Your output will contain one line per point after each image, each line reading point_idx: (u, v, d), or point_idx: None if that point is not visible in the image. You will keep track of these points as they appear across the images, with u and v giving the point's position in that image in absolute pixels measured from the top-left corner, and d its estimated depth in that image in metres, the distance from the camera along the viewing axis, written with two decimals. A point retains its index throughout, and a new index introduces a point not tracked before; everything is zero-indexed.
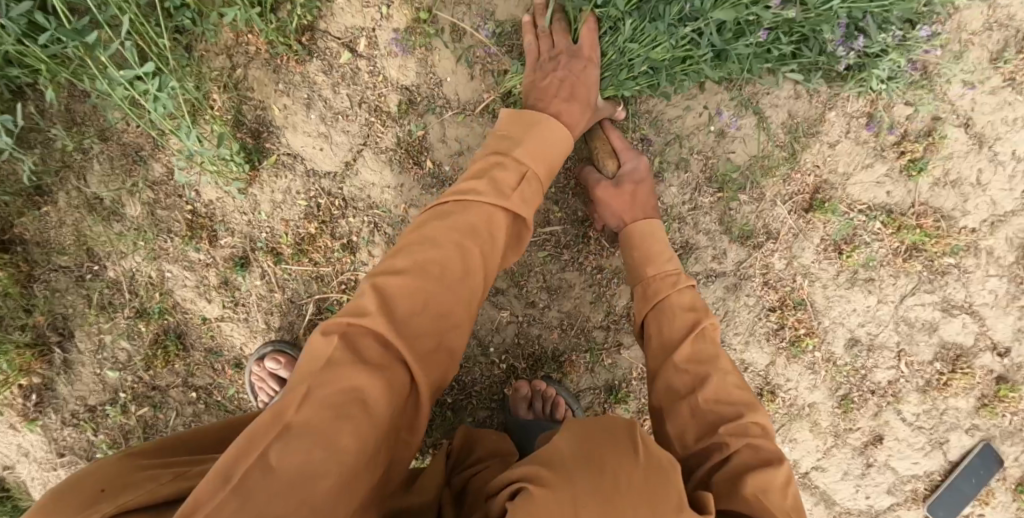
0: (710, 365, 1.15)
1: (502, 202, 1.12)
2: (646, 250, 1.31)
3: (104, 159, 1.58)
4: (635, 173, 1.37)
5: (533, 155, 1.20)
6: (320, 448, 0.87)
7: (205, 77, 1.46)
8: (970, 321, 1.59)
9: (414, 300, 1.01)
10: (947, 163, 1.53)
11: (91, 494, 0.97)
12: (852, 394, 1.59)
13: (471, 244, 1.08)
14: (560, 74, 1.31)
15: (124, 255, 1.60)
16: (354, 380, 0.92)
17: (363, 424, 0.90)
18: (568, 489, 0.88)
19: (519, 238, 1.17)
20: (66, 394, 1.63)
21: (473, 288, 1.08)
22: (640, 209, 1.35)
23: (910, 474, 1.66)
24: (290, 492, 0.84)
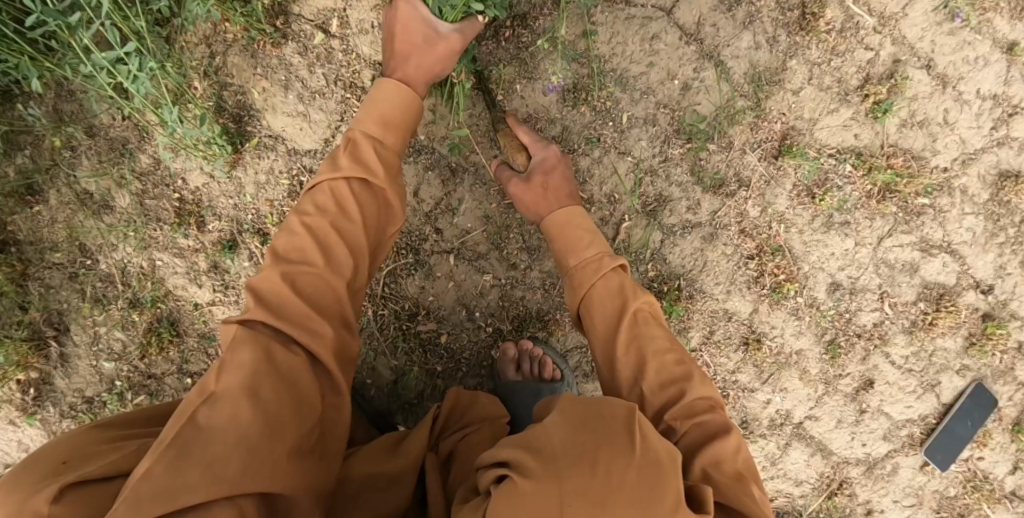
0: (646, 349, 1.15)
1: (339, 175, 1.20)
2: (566, 240, 1.29)
3: (92, 155, 1.64)
4: (544, 163, 1.36)
5: (372, 125, 1.27)
6: (243, 400, 0.96)
7: (185, 65, 1.54)
8: (950, 260, 1.61)
9: (285, 279, 1.10)
10: (912, 104, 1.56)
11: (55, 464, 0.97)
12: (838, 338, 1.60)
13: (322, 223, 1.16)
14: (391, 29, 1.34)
15: (115, 246, 1.67)
16: (253, 348, 1.01)
17: (276, 380, 1.00)
18: (554, 476, 0.85)
19: (385, 201, 1.24)
20: (64, 388, 1.68)
21: (339, 257, 1.15)
22: (555, 199, 1.32)
23: (904, 418, 1.66)
24: (225, 439, 0.93)
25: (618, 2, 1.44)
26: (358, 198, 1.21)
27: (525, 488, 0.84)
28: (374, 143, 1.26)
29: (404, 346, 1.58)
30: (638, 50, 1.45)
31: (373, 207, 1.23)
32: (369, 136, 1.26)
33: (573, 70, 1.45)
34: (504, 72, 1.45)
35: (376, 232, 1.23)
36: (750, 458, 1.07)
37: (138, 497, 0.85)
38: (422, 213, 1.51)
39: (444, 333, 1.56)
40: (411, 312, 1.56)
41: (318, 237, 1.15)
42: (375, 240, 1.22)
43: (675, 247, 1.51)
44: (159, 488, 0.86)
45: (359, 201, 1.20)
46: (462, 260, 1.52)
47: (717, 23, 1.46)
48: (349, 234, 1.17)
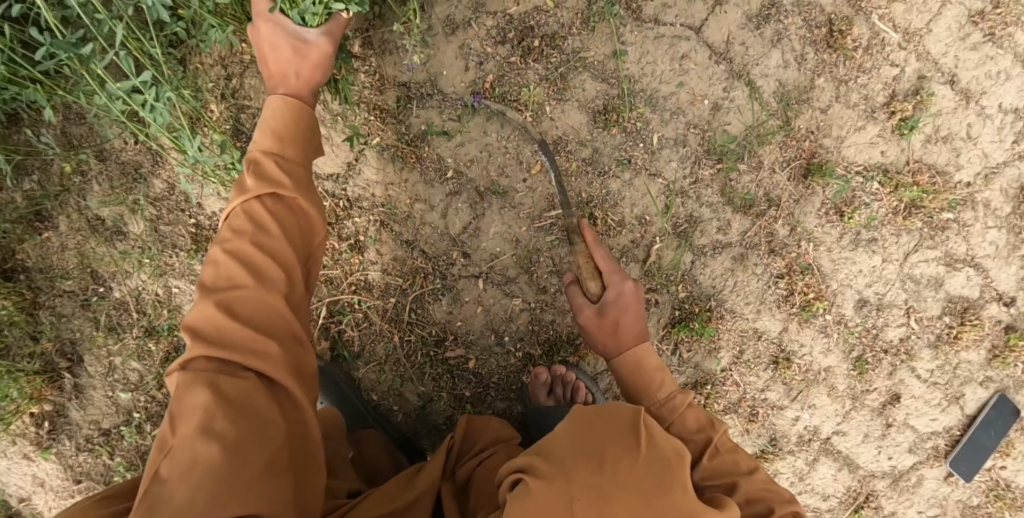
0: (734, 472, 1.13)
1: (247, 197, 1.10)
2: (641, 378, 1.26)
3: (103, 180, 1.59)
4: (619, 297, 1.30)
5: (276, 139, 1.16)
6: (198, 444, 0.94)
7: (201, 87, 1.50)
8: (974, 274, 1.61)
9: (213, 312, 1.03)
10: (937, 119, 1.56)
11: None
12: (865, 354, 1.60)
13: (236, 249, 1.07)
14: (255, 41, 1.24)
15: (129, 274, 1.62)
16: (200, 390, 0.98)
17: (228, 412, 0.97)
18: (563, 480, 0.88)
19: (305, 213, 1.15)
20: (79, 419, 1.63)
21: (264, 275, 1.06)
22: (627, 336, 1.28)
23: (929, 431, 1.67)
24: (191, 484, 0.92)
25: (646, 22, 1.43)
26: (273, 212, 1.11)
27: (537, 490, 0.87)
28: (278, 158, 1.15)
29: (431, 372, 1.56)
30: (667, 70, 1.44)
31: (295, 217, 1.14)
32: (277, 152, 1.15)
33: (602, 91, 1.43)
34: (533, 94, 1.44)
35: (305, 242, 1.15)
36: None
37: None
38: (449, 238, 1.49)
39: (472, 358, 1.54)
40: (438, 337, 1.54)
41: (236, 262, 1.06)
42: (305, 248, 1.14)
43: (706, 267, 1.50)
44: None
45: (275, 217, 1.10)
46: (491, 284, 1.50)
47: (745, 41, 1.45)
48: (270, 250, 1.08)
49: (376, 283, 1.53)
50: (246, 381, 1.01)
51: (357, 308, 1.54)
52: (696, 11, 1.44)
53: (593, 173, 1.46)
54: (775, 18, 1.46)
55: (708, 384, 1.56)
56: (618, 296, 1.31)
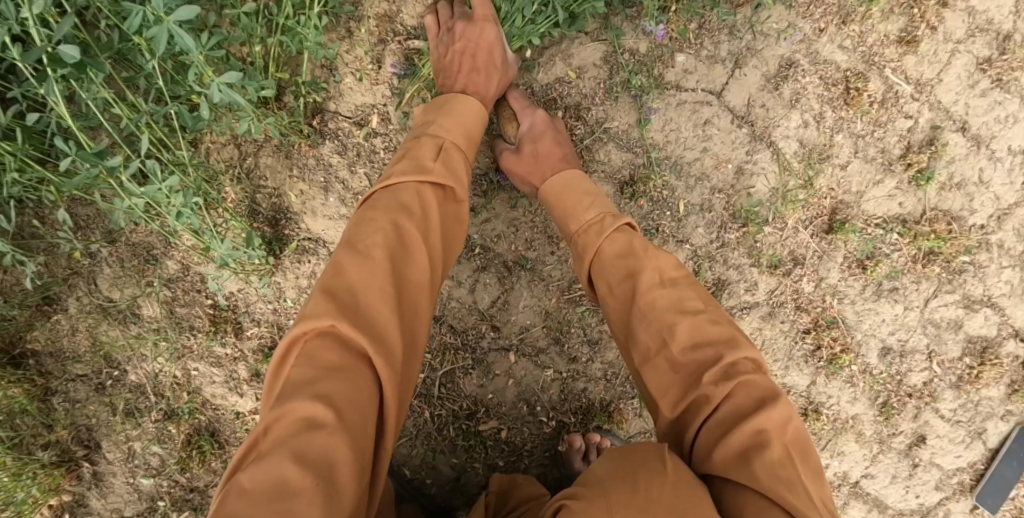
0: (676, 312, 1.09)
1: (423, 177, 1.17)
2: (564, 205, 1.30)
3: (113, 261, 1.53)
4: (532, 129, 1.38)
5: (451, 132, 1.27)
6: (293, 463, 0.87)
7: (216, 171, 1.45)
8: (991, 314, 1.64)
9: (363, 287, 1.02)
10: (950, 167, 1.59)
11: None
12: (891, 400, 1.62)
13: (399, 226, 1.10)
14: (461, 44, 1.35)
15: (146, 357, 1.57)
16: (318, 391, 0.92)
17: (341, 422, 0.91)
18: (604, 505, 0.91)
19: (456, 218, 1.21)
20: (100, 508, 1.58)
21: (412, 269, 1.08)
22: (547, 164, 1.35)
23: (955, 467, 1.70)
24: (271, 502, 0.84)
25: (668, 88, 1.45)
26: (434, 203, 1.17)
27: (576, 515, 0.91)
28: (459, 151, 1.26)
29: (464, 444, 1.54)
30: (691, 136, 1.46)
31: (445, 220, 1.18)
32: (453, 142, 1.26)
33: (628, 160, 1.45)
34: None
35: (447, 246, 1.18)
36: (800, 428, 1.00)
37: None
38: (478, 312, 1.49)
39: (504, 429, 1.54)
40: (470, 410, 1.53)
41: (394, 242, 1.08)
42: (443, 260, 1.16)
43: None
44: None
45: (437, 208, 1.16)
46: (523, 356, 1.51)
47: (765, 103, 1.48)
48: (425, 245, 1.12)
49: None
50: (367, 380, 0.96)
51: None
52: (716, 75, 1.46)
53: None
54: (793, 77, 1.48)
55: None
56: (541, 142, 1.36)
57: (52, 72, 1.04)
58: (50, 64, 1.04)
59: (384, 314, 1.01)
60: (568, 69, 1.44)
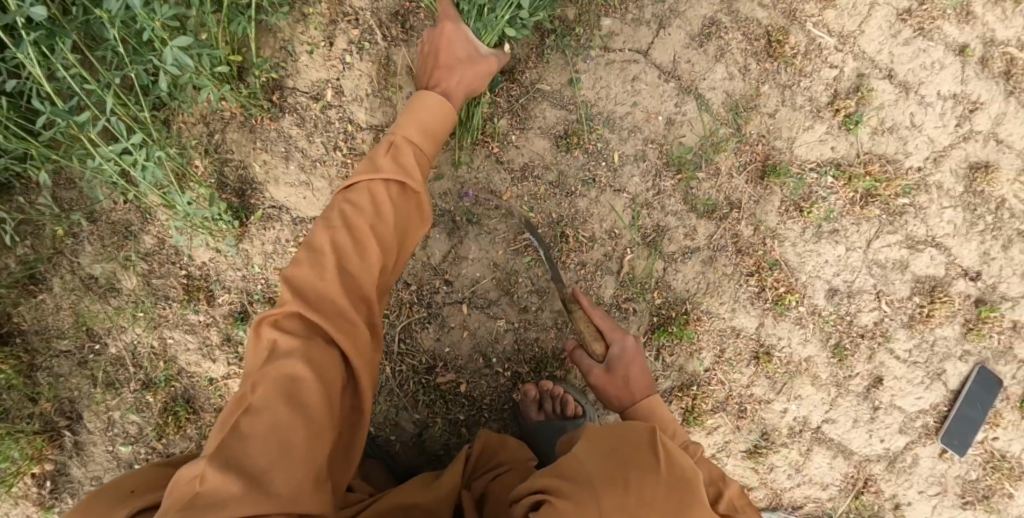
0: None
1: (378, 177, 1.22)
2: (650, 432, 1.33)
3: (95, 240, 1.63)
4: (623, 353, 1.39)
5: (411, 127, 1.29)
6: (282, 414, 1.02)
7: (186, 146, 1.54)
8: (937, 254, 1.68)
9: (325, 278, 1.12)
10: (881, 112, 1.63)
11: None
12: (843, 341, 1.65)
13: (357, 223, 1.18)
14: (427, 49, 1.41)
15: (124, 328, 1.65)
16: (295, 360, 1.05)
17: (320, 381, 1.05)
18: (596, 506, 1.07)
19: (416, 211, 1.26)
20: (81, 477, 1.66)
21: (372, 261, 1.17)
22: (635, 388, 1.37)
23: (917, 410, 1.71)
24: (267, 442, 1.00)
25: (597, 50, 1.54)
26: (391, 200, 1.23)
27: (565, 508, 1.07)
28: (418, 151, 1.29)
29: (425, 399, 1.60)
30: (621, 92, 1.54)
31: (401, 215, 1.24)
32: (406, 139, 1.28)
33: (562, 117, 1.54)
34: (497, 125, 1.53)
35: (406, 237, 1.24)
36: None
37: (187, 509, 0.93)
38: (431, 267, 1.57)
39: (462, 383, 1.60)
40: (428, 364, 1.60)
41: (353, 237, 1.17)
42: (401, 251, 1.25)
43: (678, 272, 1.57)
44: (209, 503, 0.94)
45: (392, 205, 1.22)
46: (474, 308, 1.57)
47: (690, 59, 1.55)
48: (385, 239, 1.19)
49: None
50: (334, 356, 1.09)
51: None
52: (642, 36, 1.55)
53: (561, 195, 1.54)
54: (716, 35, 1.56)
55: (694, 385, 1.62)
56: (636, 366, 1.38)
57: (26, 35, 1.16)
58: (24, 30, 1.16)
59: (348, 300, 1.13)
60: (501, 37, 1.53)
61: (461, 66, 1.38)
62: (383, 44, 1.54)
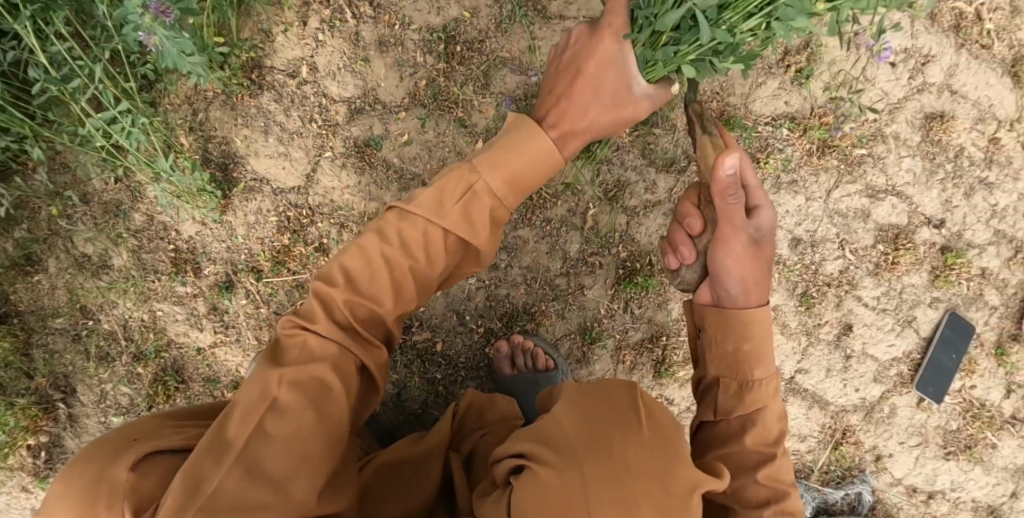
0: (785, 485, 1.16)
1: (438, 225, 1.10)
2: (755, 342, 1.23)
3: (88, 220, 1.67)
4: (760, 228, 1.30)
5: (499, 172, 1.12)
6: (308, 420, 1.03)
7: (171, 124, 1.60)
8: (898, 203, 1.71)
9: (355, 308, 1.09)
10: (834, 67, 1.65)
11: (128, 480, 0.98)
12: (809, 290, 1.69)
13: (400, 266, 1.10)
14: (576, 59, 1.22)
15: (115, 303, 1.69)
16: (321, 368, 1.05)
17: (343, 391, 1.06)
18: (579, 479, 1.03)
19: (470, 255, 1.16)
20: (74, 448, 1.70)
21: (407, 299, 1.13)
22: (758, 292, 1.26)
23: (890, 358, 1.74)
24: (290, 451, 1.01)
25: (552, 18, 1.59)
26: (444, 246, 1.12)
27: (546, 476, 1.03)
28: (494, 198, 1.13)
29: (403, 359, 1.64)
30: None
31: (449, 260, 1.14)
32: (489, 186, 1.12)
33: (522, 82, 1.61)
34: (462, 92, 1.60)
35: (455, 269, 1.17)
36: None
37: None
38: None
39: (438, 342, 1.64)
40: (405, 324, 1.64)
41: (393, 279, 1.10)
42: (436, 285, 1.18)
43: (641, 226, 1.62)
44: (235, 503, 0.96)
45: (443, 257, 1.12)
46: None
47: None
48: (425, 283, 1.13)
49: None
50: (354, 370, 1.09)
51: None
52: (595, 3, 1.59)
53: None
54: None
55: (664, 336, 1.65)
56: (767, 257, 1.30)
57: (25, 9, 1.26)
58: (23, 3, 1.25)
59: (377, 319, 1.12)
60: (463, 9, 1.59)
61: (601, 100, 1.21)
62: (352, 22, 1.60)
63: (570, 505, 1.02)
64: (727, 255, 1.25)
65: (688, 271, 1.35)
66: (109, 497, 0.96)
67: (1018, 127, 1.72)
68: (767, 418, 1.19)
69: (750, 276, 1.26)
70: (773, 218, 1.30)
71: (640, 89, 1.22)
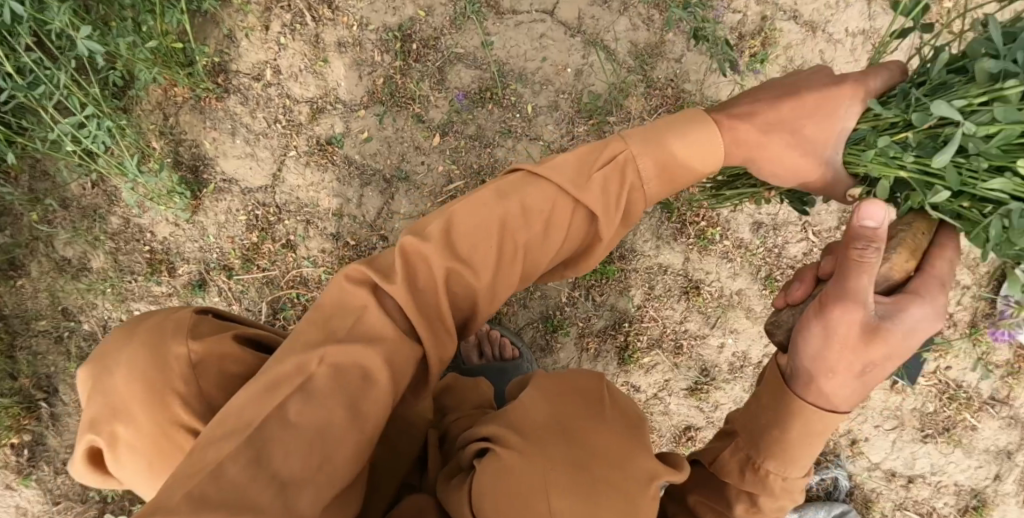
0: None
1: (573, 193, 1.01)
2: (792, 428, 1.00)
3: (68, 225, 1.72)
4: (891, 312, 0.93)
5: (649, 154, 1.04)
6: (340, 413, 0.91)
7: (142, 128, 1.65)
8: None
9: (454, 272, 0.98)
10: (789, 51, 1.63)
11: (190, 317, 1.07)
12: (774, 273, 1.67)
13: (516, 234, 1.00)
14: (786, 85, 1.10)
15: (95, 304, 1.74)
16: (376, 354, 0.94)
17: (388, 392, 0.94)
18: (541, 462, 0.99)
19: (586, 241, 1.06)
20: (56, 445, 1.75)
21: (507, 275, 1.02)
22: (848, 382, 0.95)
23: None
24: (310, 445, 0.89)
25: (505, 13, 1.63)
26: (569, 221, 1.02)
27: (513, 465, 0.98)
28: (627, 179, 1.03)
29: None
30: (530, 48, 1.63)
31: (569, 241, 1.04)
32: (638, 163, 1.04)
33: (476, 76, 1.64)
34: (419, 88, 1.64)
35: (564, 257, 1.08)
36: None
37: (202, 494, 0.80)
38: (367, 224, 1.67)
39: None
40: None
41: (501, 245, 1.00)
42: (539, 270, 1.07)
43: None
44: (234, 491, 0.82)
45: (562, 233, 1.02)
46: None
47: (595, 14, 1.63)
48: (533, 258, 1.03)
49: (310, 277, 1.69)
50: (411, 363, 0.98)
51: (296, 302, 1.70)
52: None
53: (480, 146, 1.65)
54: None
55: (627, 322, 1.67)
56: (887, 352, 0.93)
57: None
58: None
59: (465, 298, 1.01)
60: (417, 8, 1.63)
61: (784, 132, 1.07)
62: (312, 25, 1.65)
63: (535, 495, 0.98)
64: (815, 319, 0.95)
65: (790, 312, 1.06)
66: (174, 328, 1.05)
67: None
68: (763, 504, 1.03)
69: (841, 370, 0.94)
70: (928, 322, 0.93)
71: (833, 160, 1.08)
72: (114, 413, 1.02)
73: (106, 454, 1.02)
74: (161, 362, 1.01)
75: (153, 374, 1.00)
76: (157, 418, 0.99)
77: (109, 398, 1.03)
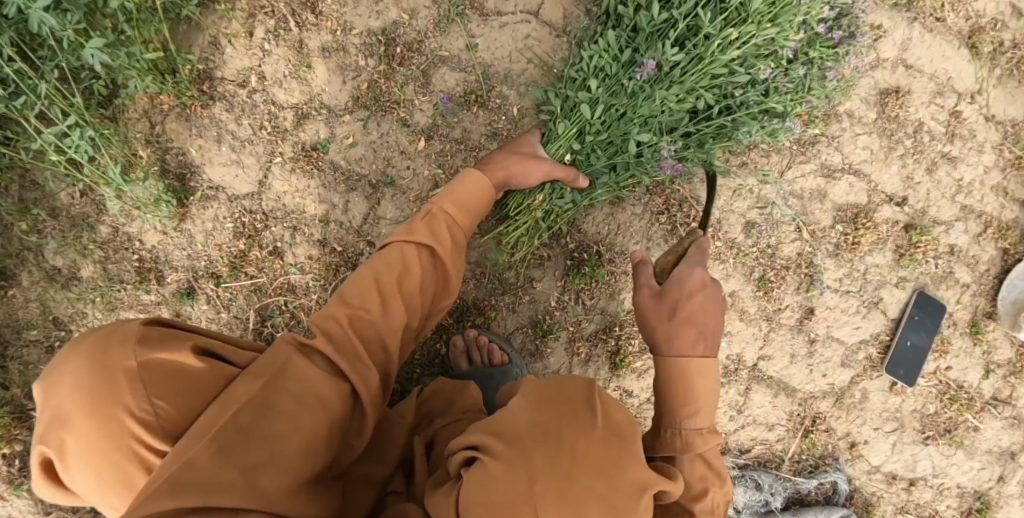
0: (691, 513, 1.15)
1: (412, 239, 1.25)
2: (681, 383, 1.24)
3: (56, 235, 1.71)
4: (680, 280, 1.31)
5: (451, 202, 1.32)
6: (284, 424, 1.02)
7: (128, 137, 1.64)
8: (856, 181, 1.67)
9: (347, 314, 1.17)
10: None
11: (136, 329, 1.05)
12: (767, 274, 1.67)
13: (386, 278, 1.21)
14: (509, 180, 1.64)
15: (84, 313, 1.73)
16: (310, 377, 1.07)
17: (326, 406, 1.06)
18: (525, 470, 0.95)
19: (443, 274, 1.28)
20: None
21: (397, 316, 1.19)
22: (685, 332, 1.26)
23: (857, 341, 1.71)
24: (264, 447, 0.99)
25: (490, 15, 1.62)
26: (422, 262, 1.25)
27: (495, 471, 0.96)
28: (454, 223, 1.31)
29: None
30: (514, 50, 1.63)
31: (428, 282, 1.26)
32: (445, 213, 1.31)
33: (461, 79, 1.63)
34: (403, 92, 1.63)
35: (434, 297, 1.29)
36: None
37: (179, 484, 0.91)
38: (354, 230, 1.67)
39: None
40: None
41: (380, 288, 1.20)
42: (422, 314, 1.26)
43: (588, 216, 1.63)
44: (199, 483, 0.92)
45: (419, 269, 1.24)
46: None
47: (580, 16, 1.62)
48: (410, 299, 1.22)
49: (297, 284, 1.69)
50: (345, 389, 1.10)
51: (285, 309, 1.69)
52: None
53: (466, 150, 1.65)
54: None
55: (617, 326, 1.66)
56: (680, 298, 1.28)
57: None
58: None
59: (370, 337, 1.17)
60: (402, 11, 1.62)
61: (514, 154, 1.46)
62: (296, 30, 1.64)
63: (516, 504, 0.94)
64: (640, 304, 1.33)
65: None
66: (123, 344, 1.03)
67: (979, 99, 1.66)
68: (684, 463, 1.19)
69: (671, 321, 1.28)
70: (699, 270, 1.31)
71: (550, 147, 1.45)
72: (62, 426, 1.00)
73: (57, 464, 1.01)
74: (110, 375, 0.99)
75: (101, 388, 0.99)
76: (109, 431, 0.98)
77: (56, 411, 1.01)
